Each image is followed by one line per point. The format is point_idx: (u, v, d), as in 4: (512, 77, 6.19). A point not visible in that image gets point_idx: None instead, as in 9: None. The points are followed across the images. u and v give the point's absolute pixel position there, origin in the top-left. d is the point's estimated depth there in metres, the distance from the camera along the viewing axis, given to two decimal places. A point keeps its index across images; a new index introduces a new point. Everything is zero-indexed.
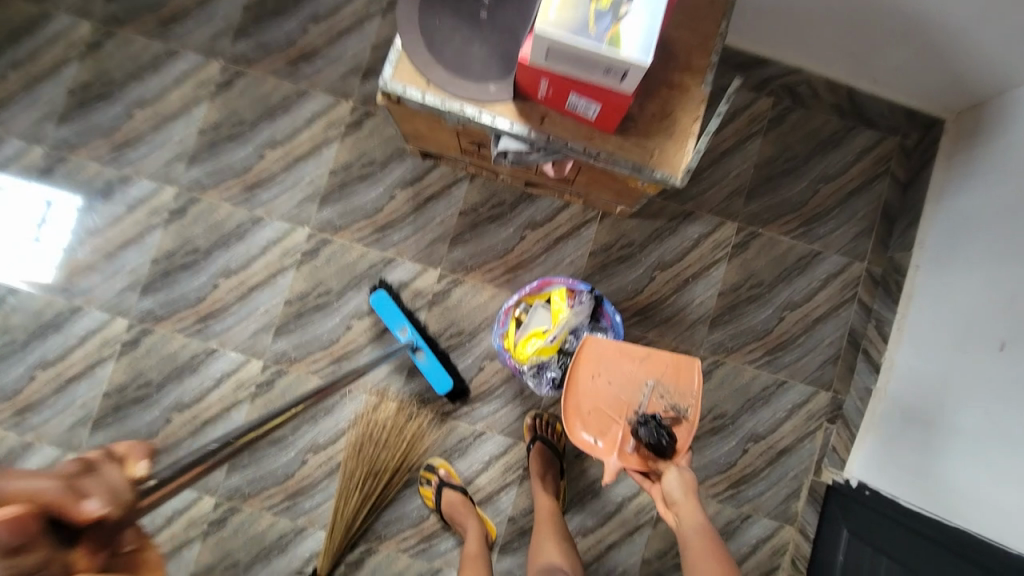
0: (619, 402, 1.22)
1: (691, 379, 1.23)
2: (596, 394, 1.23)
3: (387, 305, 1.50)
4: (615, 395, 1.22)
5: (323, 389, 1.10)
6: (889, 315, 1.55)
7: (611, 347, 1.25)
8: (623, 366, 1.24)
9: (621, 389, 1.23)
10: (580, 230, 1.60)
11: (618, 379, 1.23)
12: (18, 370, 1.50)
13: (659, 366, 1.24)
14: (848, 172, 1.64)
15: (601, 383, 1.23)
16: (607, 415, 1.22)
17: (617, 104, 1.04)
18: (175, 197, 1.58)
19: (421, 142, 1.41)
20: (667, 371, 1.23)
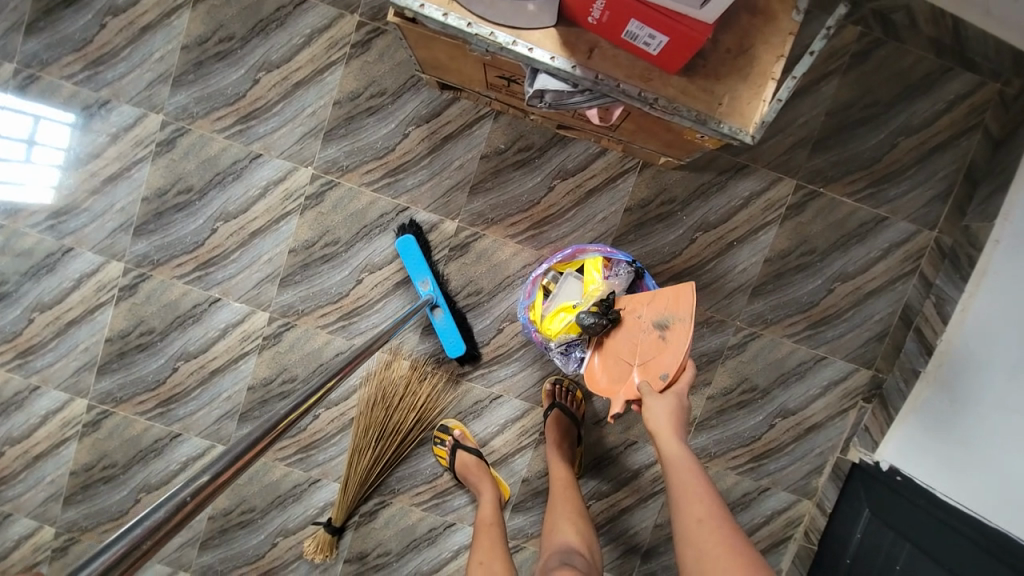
0: (632, 344, 1.11)
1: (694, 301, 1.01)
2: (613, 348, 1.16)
3: (413, 251, 1.38)
4: (630, 341, 1.12)
5: (348, 366, 1.02)
6: (952, 293, 1.37)
7: (629, 300, 1.17)
8: (634, 311, 1.13)
9: (631, 335, 1.12)
10: (617, 182, 1.42)
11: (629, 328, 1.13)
12: (16, 312, 1.43)
13: (663, 297, 1.07)
14: (935, 124, 1.40)
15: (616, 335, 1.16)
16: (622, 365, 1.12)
17: (690, 36, 0.83)
18: (162, 127, 1.40)
19: (440, 72, 1.20)
20: (668, 297, 1.06)
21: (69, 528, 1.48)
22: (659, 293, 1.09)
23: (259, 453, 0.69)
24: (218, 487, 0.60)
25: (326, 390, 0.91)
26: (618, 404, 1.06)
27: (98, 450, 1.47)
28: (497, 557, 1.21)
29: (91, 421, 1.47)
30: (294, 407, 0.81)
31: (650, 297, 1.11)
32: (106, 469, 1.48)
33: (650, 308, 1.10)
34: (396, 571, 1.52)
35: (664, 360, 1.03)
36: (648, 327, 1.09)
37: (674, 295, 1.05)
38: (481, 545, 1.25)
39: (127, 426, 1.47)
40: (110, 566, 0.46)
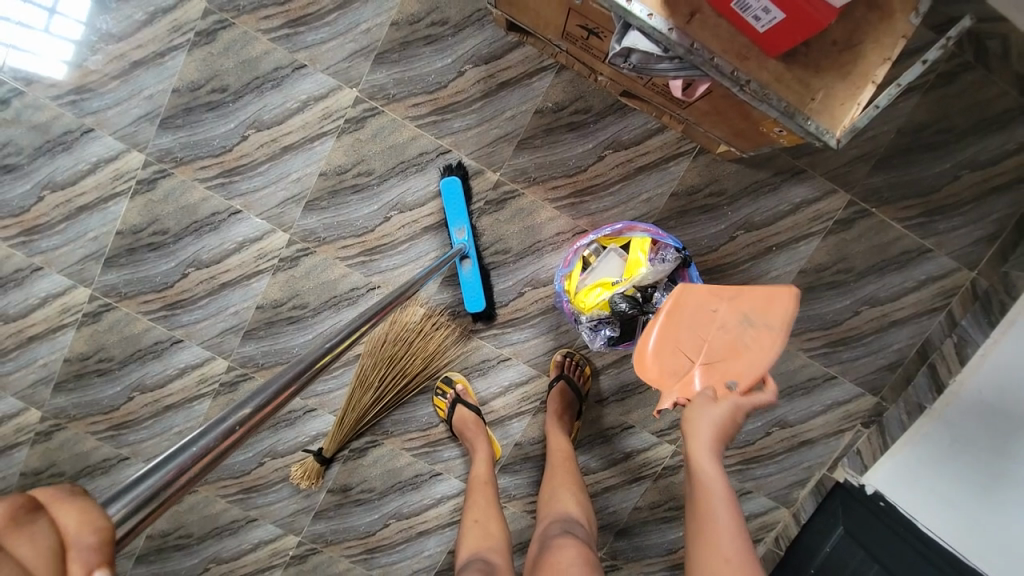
0: (697, 340, 1.03)
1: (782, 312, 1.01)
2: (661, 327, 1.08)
3: (456, 195, 1.34)
4: (690, 335, 1.04)
5: (381, 312, 1.01)
6: (976, 335, 1.35)
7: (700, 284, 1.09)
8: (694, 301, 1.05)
9: (695, 326, 1.05)
10: (668, 164, 1.37)
11: (690, 310, 1.06)
12: (25, 186, 1.36)
13: (758, 300, 1.02)
14: (1002, 163, 1.36)
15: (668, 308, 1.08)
16: (675, 354, 1.04)
17: (810, 19, 0.78)
18: (205, 15, 1.30)
19: (514, 10, 1.12)
20: (756, 297, 1.03)
21: (57, 414, 1.47)
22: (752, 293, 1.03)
23: (295, 391, 0.70)
24: (263, 417, 0.63)
25: (359, 335, 0.91)
26: (670, 403, 0.98)
27: (96, 342, 1.45)
28: (491, 520, 1.23)
29: (91, 312, 1.43)
30: (334, 345, 0.81)
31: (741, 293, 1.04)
32: (101, 363, 1.46)
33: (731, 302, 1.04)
34: (376, 509, 1.55)
35: (737, 364, 0.98)
36: (724, 325, 1.02)
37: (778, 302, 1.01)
38: (474, 506, 1.26)
39: (128, 322, 1.44)
40: (157, 490, 0.49)
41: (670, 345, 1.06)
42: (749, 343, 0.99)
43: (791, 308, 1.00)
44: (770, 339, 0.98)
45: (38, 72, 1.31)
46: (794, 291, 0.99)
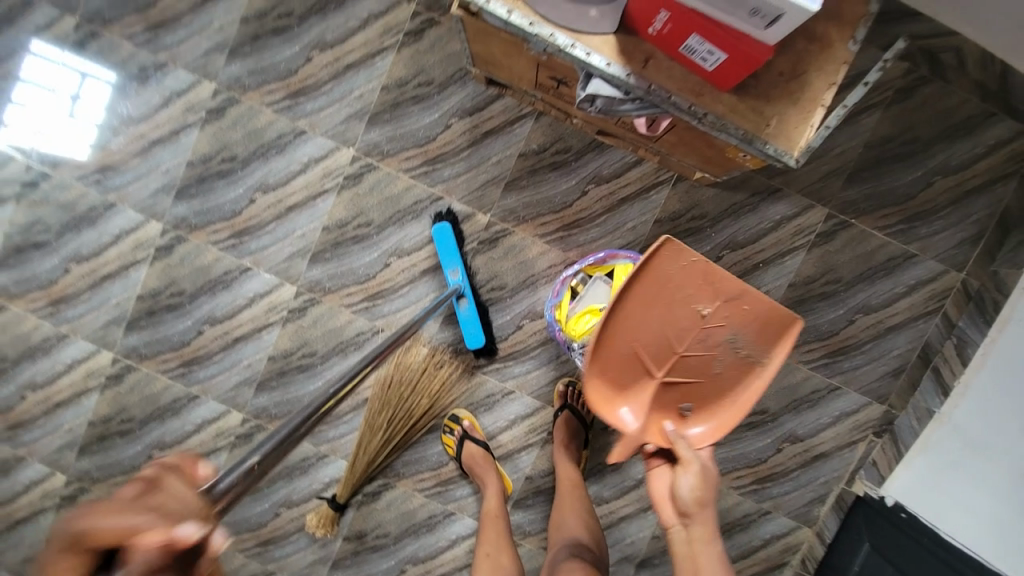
0: (656, 345, 0.97)
1: (770, 338, 0.97)
2: (626, 314, 0.96)
3: (447, 239, 1.42)
4: (652, 338, 0.97)
5: (381, 354, 1.07)
6: (974, 336, 1.37)
7: (684, 263, 0.95)
8: (663, 295, 0.96)
9: (666, 325, 0.96)
10: (649, 193, 1.44)
11: (664, 300, 0.96)
12: (53, 261, 1.47)
13: (744, 317, 0.96)
14: (973, 167, 1.41)
15: (641, 290, 0.96)
16: (641, 352, 0.98)
17: (749, 56, 0.85)
18: (214, 94, 1.43)
19: (490, 68, 1.23)
20: (739, 312, 0.95)
21: (81, 477, 1.52)
22: (745, 302, 0.95)
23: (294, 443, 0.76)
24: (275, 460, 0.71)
25: (360, 378, 0.97)
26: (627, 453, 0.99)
27: (118, 404, 1.51)
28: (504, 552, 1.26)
29: (113, 374, 1.50)
30: (334, 393, 0.88)
31: (737, 298, 0.95)
32: (123, 423, 1.51)
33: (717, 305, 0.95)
34: (393, 554, 1.54)
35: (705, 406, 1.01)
36: (696, 342, 0.96)
37: (773, 326, 0.96)
38: (487, 539, 1.29)
39: (148, 382, 1.51)
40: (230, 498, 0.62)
41: (637, 340, 0.97)
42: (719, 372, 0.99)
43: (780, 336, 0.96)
44: (740, 370, 0.99)
45: (65, 155, 1.45)
46: (800, 322, 0.94)
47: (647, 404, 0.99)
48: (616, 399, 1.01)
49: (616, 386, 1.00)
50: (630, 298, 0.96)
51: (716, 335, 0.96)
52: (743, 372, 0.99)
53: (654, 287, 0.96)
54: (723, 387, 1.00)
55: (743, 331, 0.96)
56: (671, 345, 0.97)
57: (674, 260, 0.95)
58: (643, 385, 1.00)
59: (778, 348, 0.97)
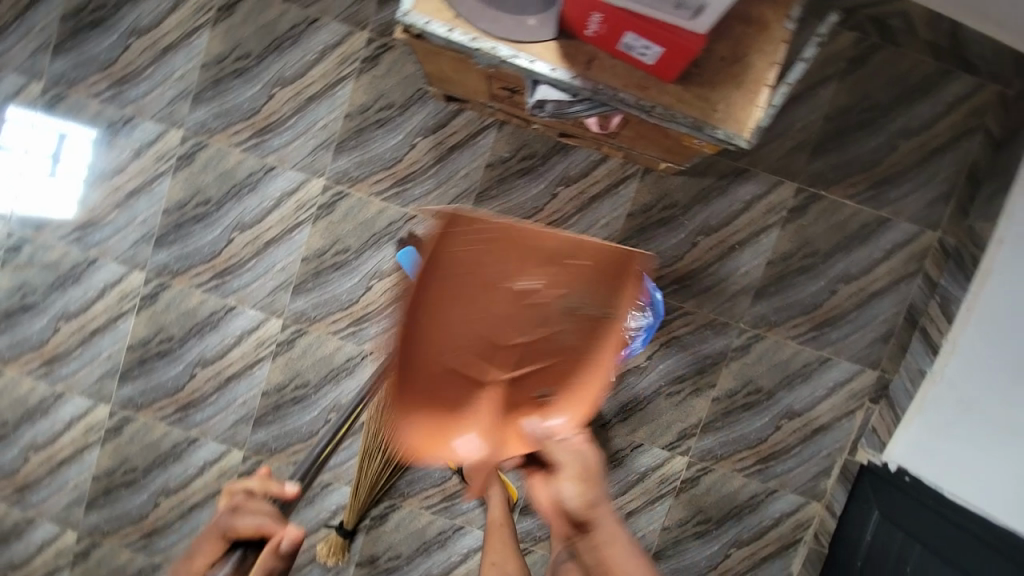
0: (477, 338, 0.87)
1: (610, 286, 0.85)
2: (425, 329, 0.82)
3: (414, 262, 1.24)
4: (469, 331, 0.86)
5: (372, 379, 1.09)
6: (956, 292, 1.37)
7: (474, 248, 0.78)
8: (442, 291, 0.80)
9: (479, 315, 0.85)
10: (618, 188, 1.45)
11: (467, 300, 0.83)
12: (42, 321, 1.49)
13: (577, 279, 0.85)
14: (935, 126, 1.42)
15: (428, 296, 0.79)
16: (465, 358, 0.88)
17: (683, 47, 0.87)
18: (182, 141, 1.46)
19: (446, 85, 1.25)
20: (564, 273, 0.84)
21: (91, 532, 1.53)
22: (570, 258, 0.83)
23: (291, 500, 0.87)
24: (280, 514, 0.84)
25: None
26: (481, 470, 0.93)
27: (120, 455, 1.52)
28: (514, 565, 1.22)
29: (112, 426, 1.52)
30: None
31: (556, 261, 0.83)
32: (127, 474, 1.53)
33: (539, 271, 0.83)
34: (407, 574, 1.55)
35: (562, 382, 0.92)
36: (517, 317, 0.87)
37: (613, 271, 0.84)
38: (491, 554, 1.26)
39: (147, 431, 1.52)
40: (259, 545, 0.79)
41: (450, 346, 0.86)
42: (563, 338, 0.90)
43: (622, 277, 0.84)
44: (589, 329, 0.89)
45: (48, 216, 1.48)
46: (640, 255, 0.82)
47: (494, 404, 0.92)
48: (461, 417, 0.93)
49: (452, 401, 0.91)
50: (418, 313, 0.79)
51: (545, 311, 0.87)
52: (599, 328, 0.89)
53: (454, 283, 0.80)
54: (578, 355, 0.91)
55: (582, 289, 0.85)
56: (495, 335, 0.88)
57: (464, 235, 0.76)
58: (486, 387, 0.91)
59: (621, 292, 0.86)
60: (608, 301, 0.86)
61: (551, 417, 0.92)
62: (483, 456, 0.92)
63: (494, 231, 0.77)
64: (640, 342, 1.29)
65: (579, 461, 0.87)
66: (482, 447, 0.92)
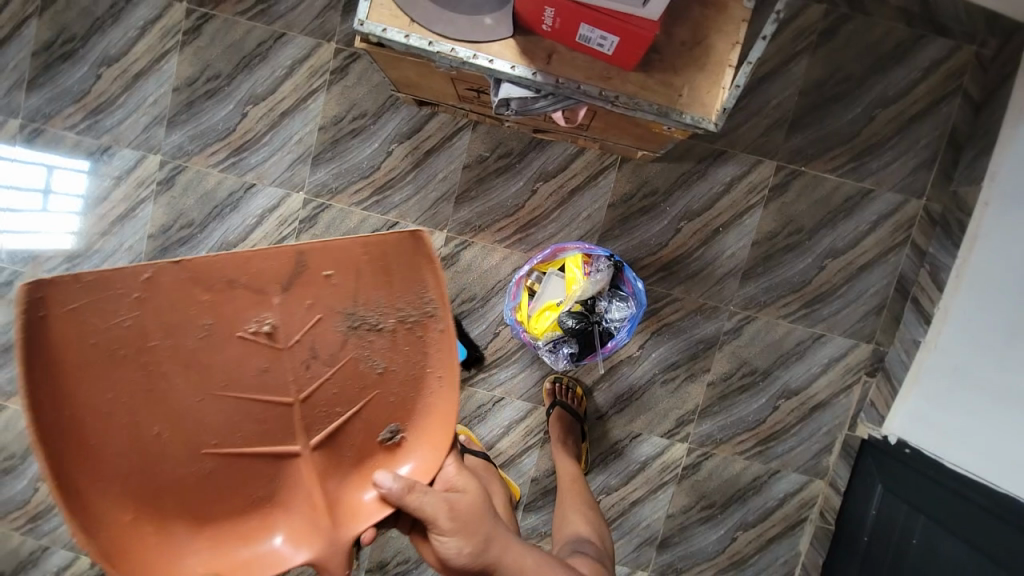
0: (242, 405, 0.74)
1: (396, 284, 0.76)
2: (150, 434, 0.71)
3: None
4: (217, 402, 0.73)
5: None
6: (946, 259, 1.37)
7: (144, 318, 0.68)
8: (98, 378, 0.68)
9: (215, 382, 0.73)
10: (597, 180, 1.45)
11: (203, 378, 0.72)
12: None
13: (347, 295, 0.74)
14: (912, 92, 1.40)
15: (122, 400, 0.69)
16: (237, 432, 0.75)
17: (639, 35, 0.87)
18: (161, 166, 1.47)
19: (414, 90, 1.25)
20: (331, 292, 0.73)
21: None
22: (322, 272, 0.73)
23: None
24: None
25: None
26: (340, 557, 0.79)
27: None
28: (568, 508, 1.25)
29: None
30: None
31: (291, 291, 0.72)
32: None
33: (288, 307, 0.73)
34: None
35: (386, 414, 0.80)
36: (294, 366, 0.74)
37: (384, 267, 0.75)
38: (568, 499, 1.27)
39: None
40: None
41: (196, 441, 0.73)
42: (375, 370, 0.78)
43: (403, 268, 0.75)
44: (405, 344, 0.79)
45: (50, 248, 1.49)
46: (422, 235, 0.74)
47: (313, 477, 0.78)
48: (277, 501, 0.79)
49: (259, 494, 0.78)
50: (108, 429, 0.70)
51: (326, 346, 0.75)
52: (408, 336, 0.79)
53: (146, 372, 0.70)
54: (400, 388, 0.80)
55: (355, 306, 0.75)
56: (259, 400, 0.74)
57: (106, 315, 0.67)
58: (287, 465, 0.78)
59: (425, 284, 0.77)
60: (430, 298, 0.78)
61: (401, 463, 0.83)
62: (314, 553, 0.79)
63: (170, 279, 0.67)
64: (625, 332, 1.27)
65: (446, 507, 0.81)
66: (312, 538, 0.79)
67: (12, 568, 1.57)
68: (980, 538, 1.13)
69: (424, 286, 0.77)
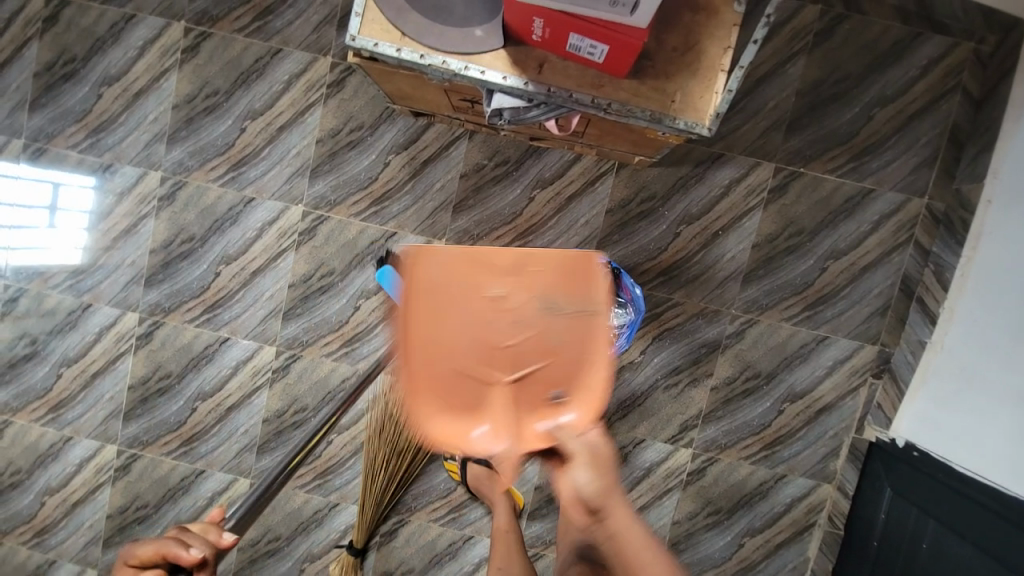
0: (480, 342, 0.82)
1: (586, 275, 0.82)
2: (430, 350, 0.81)
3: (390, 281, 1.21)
4: (468, 335, 0.82)
5: (355, 391, 1.09)
6: (950, 259, 1.35)
7: (455, 275, 0.82)
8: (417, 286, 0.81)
9: (473, 321, 0.82)
10: (595, 186, 1.45)
11: (470, 313, 0.82)
12: (45, 369, 1.53)
13: (555, 275, 0.82)
14: (911, 91, 1.39)
15: (435, 318, 0.81)
16: (473, 366, 0.82)
17: (628, 43, 0.87)
18: (161, 182, 1.49)
19: (409, 102, 1.26)
20: (540, 266, 0.82)
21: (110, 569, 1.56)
22: (529, 266, 0.82)
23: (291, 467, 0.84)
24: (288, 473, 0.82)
25: (331, 425, 0.98)
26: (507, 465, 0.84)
27: (131, 493, 1.55)
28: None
29: (121, 465, 1.55)
30: (311, 434, 0.93)
31: (520, 269, 0.82)
32: (139, 510, 1.55)
33: (516, 287, 0.81)
34: None
35: (561, 369, 0.82)
36: (519, 318, 0.81)
37: (577, 269, 0.82)
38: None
39: (155, 467, 1.55)
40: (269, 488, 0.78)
41: (453, 363, 0.82)
42: (562, 331, 0.81)
43: (592, 275, 0.82)
44: (582, 325, 0.81)
45: (56, 263, 1.51)
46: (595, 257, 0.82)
47: (507, 407, 0.82)
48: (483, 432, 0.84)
49: (478, 419, 0.84)
50: (419, 341, 0.81)
51: (531, 309, 0.81)
52: (586, 323, 0.81)
53: (431, 301, 0.82)
54: (576, 354, 0.81)
55: (551, 291, 0.81)
56: (489, 343, 0.82)
57: (431, 264, 0.81)
58: (489, 399, 0.83)
59: (597, 287, 0.81)
60: (596, 297, 0.81)
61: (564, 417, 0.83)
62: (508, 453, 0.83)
63: (452, 255, 0.81)
64: (625, 338, 1.29)
65: (592, 453, 0.82)
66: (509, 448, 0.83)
67: None
68: (988, 542, 1.12)
69: (595, 289, 0.81)
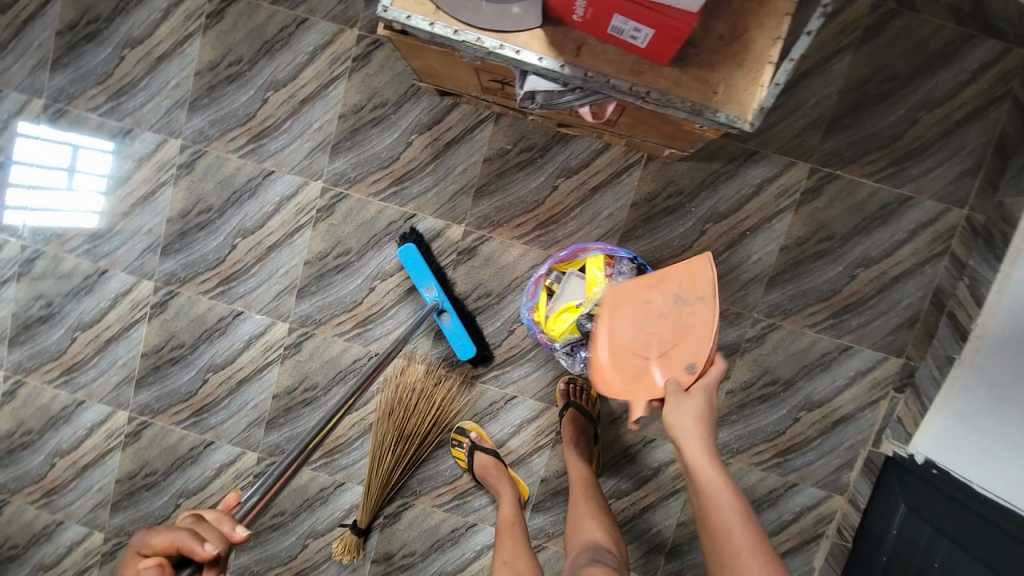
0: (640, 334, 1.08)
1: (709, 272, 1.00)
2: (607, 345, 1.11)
3: (415, 258, 1.39)
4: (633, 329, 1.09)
5: (369, 375, 1.09)
6: (988, 274, 1.29)
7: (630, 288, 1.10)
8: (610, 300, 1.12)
9: (636, 320, 1.08)
10: (621, 177, 1.40)
11: (635, 315, 1.09)
12: (60, 332, 1.54)
13: (682, 275, 1.03)
14: (960, 95, 1.32)
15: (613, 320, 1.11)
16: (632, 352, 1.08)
17: (675, 27, 0.82)
18: (181, 150, 1.47)
19: (436, 80, 1.22)
20: (676, 271, 1.04)
21: (117, 532, 1.58)
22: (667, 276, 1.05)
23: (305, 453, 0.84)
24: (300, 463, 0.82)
25: (350, 404, 0.98)
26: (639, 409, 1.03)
27: (140, 459, 1.57)
28: (581, 517, 1.23)
29: (131, 432, 1.56)
30: (327, 418, 0.93)
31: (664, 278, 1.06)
32: (148, 477, 1.57)
33: (662, 291, 1.05)
34: (422, 571, 1.56)
35: (682, 346, 1.02)
36: (660, 313, 1.05)
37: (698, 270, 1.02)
38: (579, 505, 1.25)
39: (165, 435, 1.56)
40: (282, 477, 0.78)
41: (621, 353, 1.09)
42: (688, 317, 1.02)
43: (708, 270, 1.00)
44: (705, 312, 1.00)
45: (73, 226, 1.51)
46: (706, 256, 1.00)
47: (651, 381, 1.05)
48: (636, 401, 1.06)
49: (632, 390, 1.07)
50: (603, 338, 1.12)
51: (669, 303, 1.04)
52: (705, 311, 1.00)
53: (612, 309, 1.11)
54: (700, 335, 1.00)
55: (682, 289, 1.03)
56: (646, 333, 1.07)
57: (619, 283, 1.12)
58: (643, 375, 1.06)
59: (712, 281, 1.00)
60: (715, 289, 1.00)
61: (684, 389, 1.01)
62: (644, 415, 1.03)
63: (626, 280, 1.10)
64: None
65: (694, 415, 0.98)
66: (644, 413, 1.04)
67: (27, 540, 1.61)
68: (1005, 566, 1.09)
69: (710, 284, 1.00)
